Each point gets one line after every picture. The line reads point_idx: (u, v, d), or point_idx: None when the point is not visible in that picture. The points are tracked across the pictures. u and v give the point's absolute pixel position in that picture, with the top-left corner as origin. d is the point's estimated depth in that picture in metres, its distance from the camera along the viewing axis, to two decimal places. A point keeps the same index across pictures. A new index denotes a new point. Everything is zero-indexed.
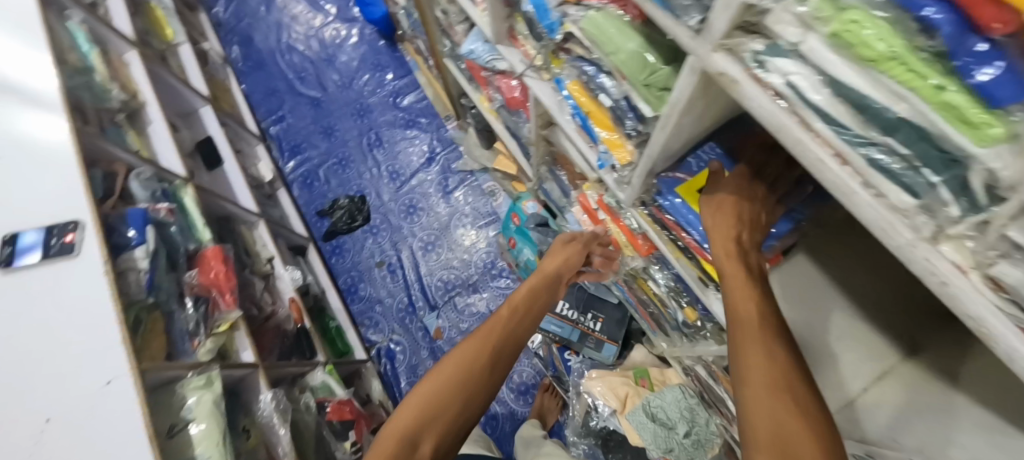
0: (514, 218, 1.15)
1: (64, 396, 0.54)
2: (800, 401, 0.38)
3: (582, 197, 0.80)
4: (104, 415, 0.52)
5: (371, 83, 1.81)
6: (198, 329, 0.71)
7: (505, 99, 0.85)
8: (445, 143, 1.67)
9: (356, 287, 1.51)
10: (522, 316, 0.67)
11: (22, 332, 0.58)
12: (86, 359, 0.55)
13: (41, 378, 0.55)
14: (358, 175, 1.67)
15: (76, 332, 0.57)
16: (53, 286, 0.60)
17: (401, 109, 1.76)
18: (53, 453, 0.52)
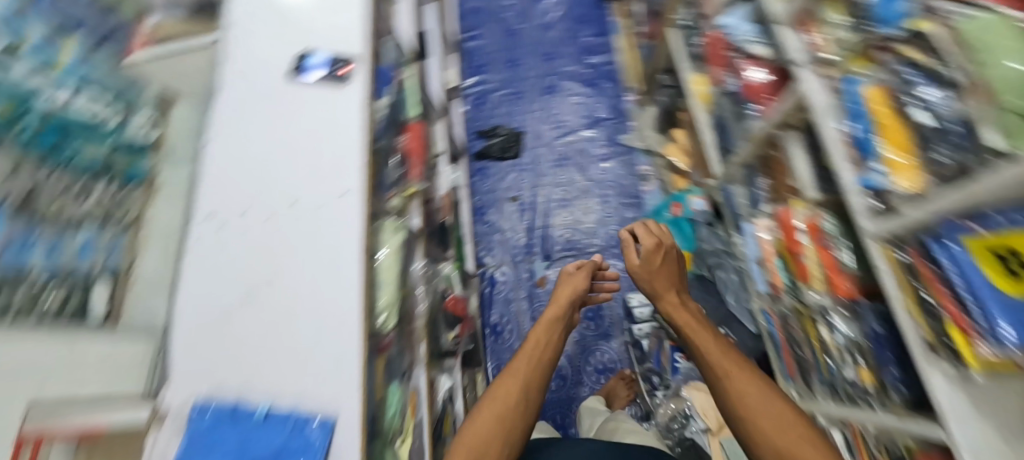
0: (677, 207, 1.14)
1: (300, 192, 0.63)
2: (777, 420, 0.58)
3: (786, 212, 0.75)
4: (330, 219, 0.61)
5: (569, 30, 1.81)
6: (396, 184, 0.81)
7: (743, 85, 0.84)
8: (618, 112, 1.64)
9: (486, 211, 1.58)
10: (542, 344, 0.74)
11: (280, 128, 0.68)
12: (328, 171, 0.65)
13: (285, 170, 0.65)
14: (525, 111, 1.71)
15: (324, 147, 0.67)
16: (315, 101, 0.70)
17: (588, 64, 1.75)
18: (279, 231, 0.60)
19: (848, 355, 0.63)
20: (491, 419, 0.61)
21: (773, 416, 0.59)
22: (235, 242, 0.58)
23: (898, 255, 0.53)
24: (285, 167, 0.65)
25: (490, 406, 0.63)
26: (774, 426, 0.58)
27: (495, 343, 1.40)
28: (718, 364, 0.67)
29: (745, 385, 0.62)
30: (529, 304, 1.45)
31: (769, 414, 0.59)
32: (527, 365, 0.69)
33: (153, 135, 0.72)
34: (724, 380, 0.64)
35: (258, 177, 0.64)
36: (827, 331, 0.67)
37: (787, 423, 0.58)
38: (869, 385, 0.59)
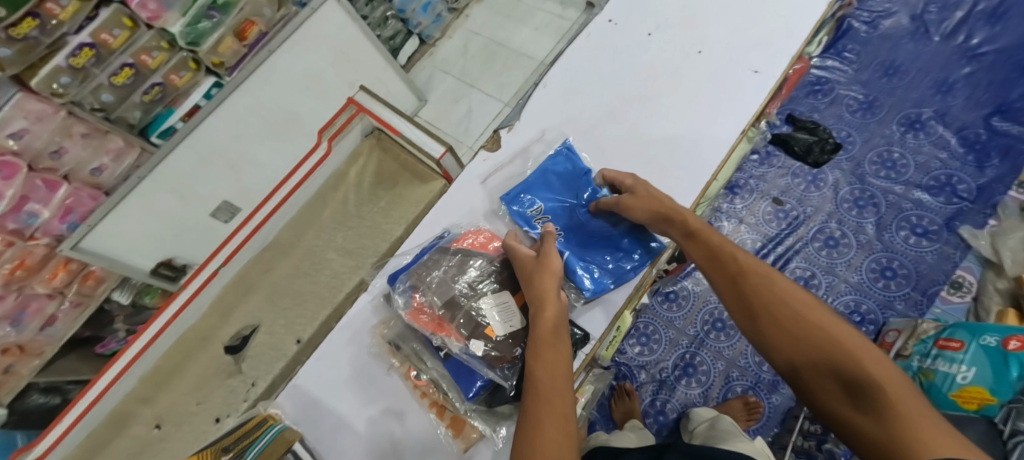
0: (1012, 342, 0.82)
1: (726, 56, 0.84)
2: (799, 319, 0.48)
3: None
4: (743, 87, 0.81)
5: (999, 75, 1.36)
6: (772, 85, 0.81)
7: None
8: (982, 200, 1.24)
9: (742, 192, 1.40)
10: (552, 357, 0.56)
11: (738, 10, 0.88)
12: (756, 54, 0.83)
13: (725, 38, 0.86)
14: (863, 128, 1.40)
15: (764, 37, 0.84)
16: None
17: (990, 126, 1.32)
18: (701, 69, 0.84)
19: None
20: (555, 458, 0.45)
21: (792, 315, 0.48)
22: (628, 84, 0.87)
23: None
24: (683, 56, 0.87)
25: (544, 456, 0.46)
26: (795, 330, 0.47)
27: (661, 307, 1.33)
28: (721, 272, 0.58)
29: (761, 289, 0.52)
30: (716, 301, 1.30)
31: (771, 309, 0.50)
32: (558, 394, 0.52)
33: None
34: (734, 299, 0.55)
35: (663, 51, 0.88)
36: None
37: (810, 317, 0.47)
38: None
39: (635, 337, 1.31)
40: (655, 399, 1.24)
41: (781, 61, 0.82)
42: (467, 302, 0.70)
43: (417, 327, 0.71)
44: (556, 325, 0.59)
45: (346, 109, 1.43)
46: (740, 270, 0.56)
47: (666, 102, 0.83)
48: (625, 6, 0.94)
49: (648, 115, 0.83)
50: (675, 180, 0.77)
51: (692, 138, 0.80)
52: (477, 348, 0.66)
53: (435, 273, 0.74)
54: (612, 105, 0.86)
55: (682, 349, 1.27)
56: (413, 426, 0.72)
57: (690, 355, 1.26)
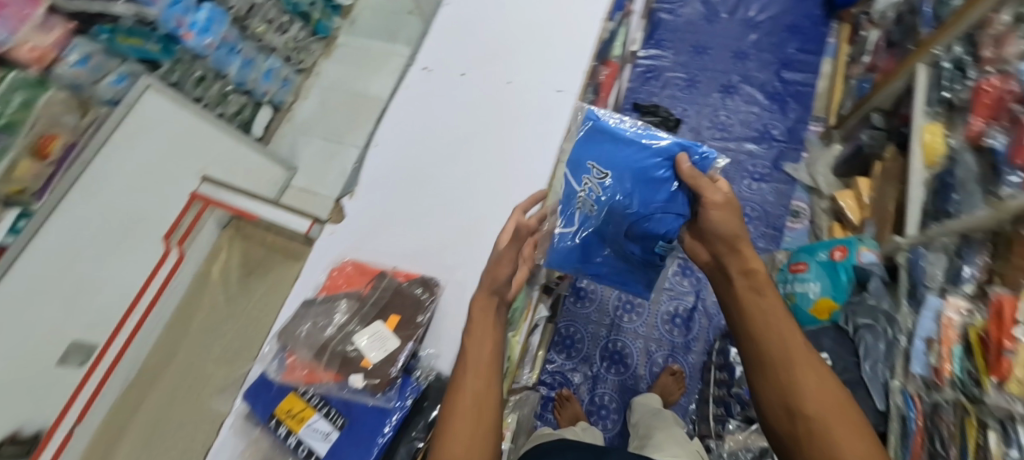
0: (837, 250, 0.98)
1: (530, 81, 0.91)
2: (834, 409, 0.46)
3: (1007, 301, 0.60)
4: (552, 104, 0.88)
5: (777, 37, 1.65)
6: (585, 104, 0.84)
7: (974, 99, 0.79)
8: (793, 139, 1.48)
9: None
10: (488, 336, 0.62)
11: (529, 38, 0.96)
12: (555, 72, 0.91)
13: (524, 65, 0.93)
14: (693, 101, 1.60)
15: (556, 57, 0.93)
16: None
17: (781, 79, 1.58)
18: (513, 99, 0.90)
19: None
20: (468, 418, 0.52)
21: (825, 412, 0.45)
22: (450, 129, 0.90)
23: None
24: (496, 94, 0.91)
25: (463, 414, 0.52)
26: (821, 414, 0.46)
27: (575, 306, 1.38)
28: (765, 332, 0.54)
29: (793, 372, 0.49)
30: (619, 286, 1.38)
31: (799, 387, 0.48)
32: (482, 359, 0.58)
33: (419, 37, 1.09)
34: (777, 369, 0.51)
35: (477, 93, 0.92)
36: (992, 440, 0.58)
37: (841, 419, 0.45)
38: None
39: (559, 343, 1.34)
40: (595, 396, 1.27)
41: (578, 74, 0.90)
42: (333, 340, 0.69)
43: (292, 390, 0.68)
44: (491, 298, 0.64)
45: (190, 207, 1.25)
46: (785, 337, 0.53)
47: (493, 145, 0.87)
48: (433, 52, 0.98)
49: (478, 161, 0.86)
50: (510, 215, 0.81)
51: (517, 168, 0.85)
52: (356, 382, 0.65)
53: (302, 328, 0.72)
54: (447, 156, 0.88)
55: (602, 339, 1.33)
56: None
57: (612, 343, 1.32)
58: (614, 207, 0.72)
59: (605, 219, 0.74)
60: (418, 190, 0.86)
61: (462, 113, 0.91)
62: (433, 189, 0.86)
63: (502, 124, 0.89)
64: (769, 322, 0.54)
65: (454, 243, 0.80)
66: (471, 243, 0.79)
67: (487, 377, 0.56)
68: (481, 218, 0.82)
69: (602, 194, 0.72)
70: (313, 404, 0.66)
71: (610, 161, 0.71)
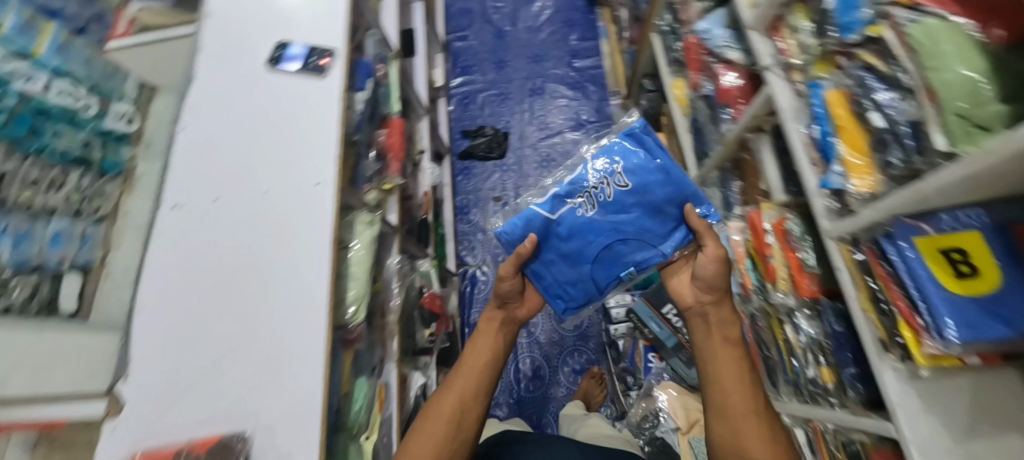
0: None
1: (261, 120, 0.69)
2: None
3: (771, 218, 0.68)
4: (301, 134, 0.67)
5: (558, 33, 1.83)
6: (373, 178, 0.80)
7: (687, 59, 0.94)
8: (601, 117, 1.67)
9: (468, 210, 1.61)
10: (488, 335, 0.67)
11: (236, 77, 0.73)
12: (286, 99, 0.70)
13: (244, 106, 0.71)
14: (511, 113, 1.73)
15: (279, 82, 0.72)
16: (297, 100, 0.70)
17: (574, 69, 1.77)
18: (245, 148, 0.67)
19: (809, 354, 0.63)
20: (440, 421, 0.60)
21: None
22: (173, 217, 0.62)
23: (855, 253, 0.50)
24: (249, 169, 0.65)
25: (436, 416, 0.61)
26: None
27: None
28: (727, 384, 0.54)
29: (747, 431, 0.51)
30: None
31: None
32: (474, 369, 0.64)
33: (133, 127, 0.74)
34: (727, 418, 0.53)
35: (232, 178, 0.65)
36: (791, 331, 0.67)
37: None
38: (829, 385, 0.59)
39: None
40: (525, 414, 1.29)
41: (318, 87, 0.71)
42: None
43: None
44: (495, 319, 0.68)
45: None
46: (756, 401, 0.53)
47: (259, 239, 0.60)
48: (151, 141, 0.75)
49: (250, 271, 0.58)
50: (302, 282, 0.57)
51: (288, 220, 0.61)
52: None
53: None
54: (201, 280, 0.58)
55: (511, 362, 1.32)
56: None
57: (522, 363, 1.33)
58: (612, 211, 0.62)
59: (586, 223, 0.63)
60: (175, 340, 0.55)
61: (200, 213, 0.63)
62: (198, 337, 0.55)
63: (264, 210, 0.62)
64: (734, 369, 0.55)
65: (248, 394, 0.52)
66: (270, 388, 0.52)
67: (475, 393, 0.63)
68: (277, 342, 0.55)
69: (613, 197, 0.62)
70: None
71: (638, 174, 0.61)
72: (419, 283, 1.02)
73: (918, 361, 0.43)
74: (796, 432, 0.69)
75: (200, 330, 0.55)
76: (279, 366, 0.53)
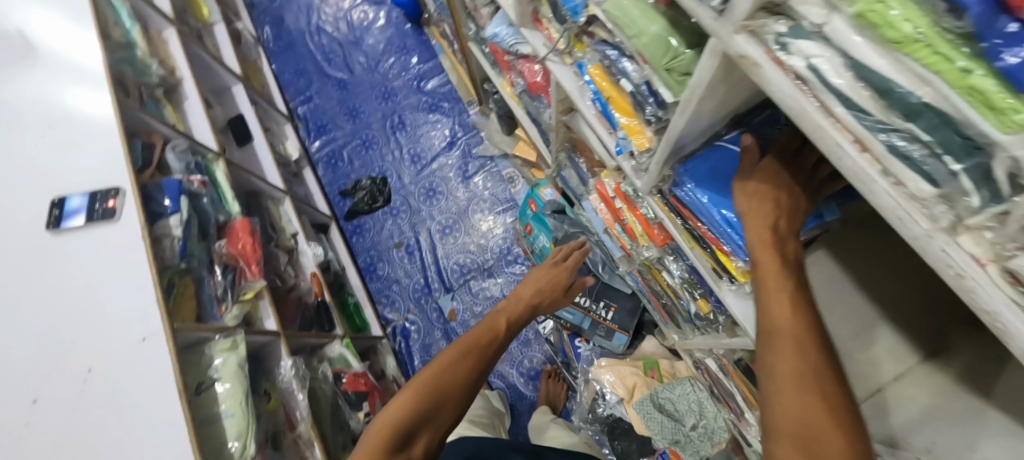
0: (531, 204, 1.12)
1: (74, 301, 0.61)
2: (808, 383, 0.31)
3: (599, 185, 0.76)
4: (119, 299, 0.60)
5: (396, 61, 1.80)
6: (226, 294, 0.75)
7: (499, 61, 0.94)
8: (466, 129, 1.66)
9: (375, 267, 1.55)
10: (528, 294, 0.69)
11: (41, 255, 0.64)
12: (102, 263, 0.63)
13: (55, 283, 0.62)
14: (380, 157, 1.68)
15: (90, 244, 0.64)
16: (110, 254, 0.63)
17: (424, 92, 1.74)
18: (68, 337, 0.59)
19: (686, 291, 0.68)
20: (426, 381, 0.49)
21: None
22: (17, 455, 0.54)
23: (662, 202, 0.54)
24: (67, 351, 0.58)
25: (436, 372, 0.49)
26: (798, 356, 0.32)
27: None
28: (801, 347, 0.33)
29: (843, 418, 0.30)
30: (448, 342, 1.43)
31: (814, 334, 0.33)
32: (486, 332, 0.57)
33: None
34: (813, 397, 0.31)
35: (40, 374, 0.57)
36: (666, 276, 0.71)
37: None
38: (709, 314, 0.64)
39: None
40: None
41: (128, 239, 0.63)
42: None
43: None
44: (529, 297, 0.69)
45: None
46: (823, 380, 0.31)
47: (98, 427, 0.54)
48: None
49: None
50: None
51: (138, 411, 0.54)
52: None
53: None
54: None
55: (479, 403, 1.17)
56: None
57: None
58: None
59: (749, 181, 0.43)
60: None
61: (15, 426, 0.55)
62: None
63: (102, 405, 0.55)
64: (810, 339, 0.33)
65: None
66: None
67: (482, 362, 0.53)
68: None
69: None
70: None
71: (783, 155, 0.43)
72: (333, 370, 0.96)
73: (741, 280, 0.47)
74: (706, 362, 0.74)
75: None
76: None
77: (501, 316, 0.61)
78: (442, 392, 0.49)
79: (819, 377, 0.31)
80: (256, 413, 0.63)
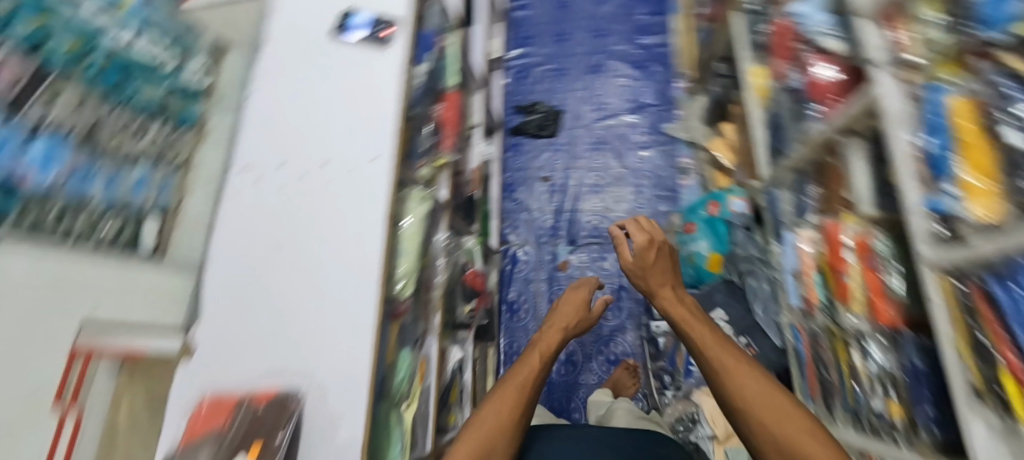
0: (712, 206, 1.06)
1: (335, 105, 0.64)
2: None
3: (834, 227, 0.65)
4: (365, 114, 0.64)
5: (624, 6, 1.72)
6: (427, 153, 0.81)
7: (778, 42, 0.83)
8: (664, 100, 1.57)
9: (516, 188, 1.57)
10: (555, 332, 0.76)
11: (319, 46, 0.68)
12: (366, 83, 0.67)
13: (322, 79, 0.65)
14: (568, 90, 1.65)
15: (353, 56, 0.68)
16: (360, 69, 0.68)
17: (639, 46, 1.65)
18: (317, 124, 0.61)
19: (878, 388, 0.57)
20: (476, 430, 0.55)
21: None
22: (230, 199, 0.54)
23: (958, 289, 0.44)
24: (302, 133, 0.60)
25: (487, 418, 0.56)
26: (784, 439, 0.47)
27: (509, 319, 1.42)
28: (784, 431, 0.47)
29: None
30: (548, 287, 1.45)
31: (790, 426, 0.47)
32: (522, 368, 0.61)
33: (208, 83, 0.62)
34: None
35: (286, 141, 0.59)
36: (861, 359, 0.60)
37: None
38: (895, 421, 0.54)
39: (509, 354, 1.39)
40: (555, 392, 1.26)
41: (391, 75, 0.68)
42: None
43: None
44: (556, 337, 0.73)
45: None
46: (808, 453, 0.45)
47: (309, 209, 0.55)
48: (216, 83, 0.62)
49: (295, 249, 0.52)
50: (351, 300, 0.51)
51: (355, 222, 0.55)
52: None
53: None
54: (242, 269, 0.51)
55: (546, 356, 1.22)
56: None
57: None
58: None
59: None
60: (237, 320, 0.47)
61: (249, 161, 0.56)
62: (224, 356, 0.46)
63: (328, 198, 0.56)
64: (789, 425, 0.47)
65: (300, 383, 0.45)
66: (313, 365, 0.47)
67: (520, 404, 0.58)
68: (324, 329, 0.49)
69: None
70: None
71: None
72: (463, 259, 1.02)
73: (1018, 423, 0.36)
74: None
75: (239, 334, 0.47)
76: (330, 347, 0.48)
77: (538, 354, 0.65)
78: (499, 441, 0.55)
79: (750, 387, 0.51)
80: (418, 267, 0.68)
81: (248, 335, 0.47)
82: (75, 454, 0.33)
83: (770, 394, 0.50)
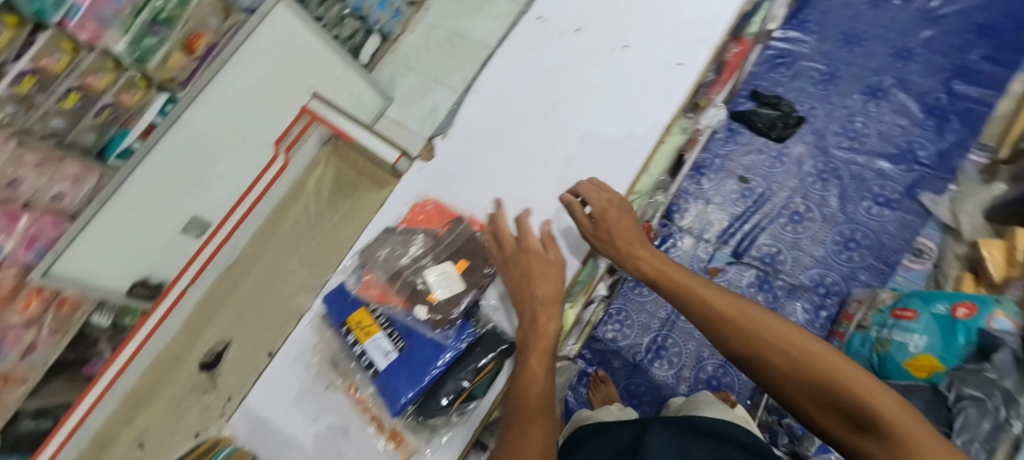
0: (966, 309, 0.87)
1: (649, 40, 0.90)
2: (830, 403, 0.45)
3: None
4: (683, 50, 0.88)
5: (959, 38, 1.35)
6: None
7: None
8: (941, 165, 1.25)
9: (707, 172, 1.38)
10: (552, 286, 0.72)
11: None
12: (694, 26, 0.90)
13: (664, 14, 0.92)
14: (828, 99, 1.37)
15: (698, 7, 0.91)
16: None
17: (947, 91, 1.32)
18: (647, 43, 0.90)
19: None
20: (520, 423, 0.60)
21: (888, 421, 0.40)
22: (575, 74, 0.91)
23: None
24: (640, 30, 0.91)
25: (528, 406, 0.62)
26: (804, 381, 0.47)
27: (632, 292, 1.33)
28: (808, 381, 0.46)
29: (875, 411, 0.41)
30: None
31: (807, 371, 0.46)
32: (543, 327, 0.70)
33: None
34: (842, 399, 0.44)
35: (625, 50, 0.90)
36: None
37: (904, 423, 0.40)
38: None
39: (609, 323, 1.32)
40: (630, 383, 1.25)
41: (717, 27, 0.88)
42: (408, 270, 0.81)
43: (365, 303, 0.81)
44: (553, 292, 0.71)
45: (299, 120, 1.06)
46: (820, 381, 0.45)
47: (615, 81, 0.89)
48: (560, 8, 0.99)
49: (578, 109, 0.89)
50: (629, 153, 0.83)
51: (645, 111, 0.85)
52: (420, 313, 0.77)
53: (382, 251, 0.85)
54: (567, 119, 0.88)
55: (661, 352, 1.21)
56: (360, 437, 0.86)
57: (662, 337, 1.27)
58: None
59: None
60: (526, 138, 0.89)
61: (601, 50, 0.92)
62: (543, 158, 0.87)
63: (639, 90, 0.87)
64: (800, 361, 0.47)
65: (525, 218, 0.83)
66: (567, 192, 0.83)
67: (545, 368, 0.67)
68: (567, 176, 0.85)
69: None
70: (380, 321, 0.78)
71: None
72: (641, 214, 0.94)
73: None
74: None
75: (546, 154, 0.87)
76: (595, 172, 0.84)
77: (540, 338, 0.69)
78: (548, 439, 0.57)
79: (784, 356, 0.48)
80: None
81: (505, 174, 0.89)
82: (237, 229, 1.07)
83: (771, 331, 0.50)
